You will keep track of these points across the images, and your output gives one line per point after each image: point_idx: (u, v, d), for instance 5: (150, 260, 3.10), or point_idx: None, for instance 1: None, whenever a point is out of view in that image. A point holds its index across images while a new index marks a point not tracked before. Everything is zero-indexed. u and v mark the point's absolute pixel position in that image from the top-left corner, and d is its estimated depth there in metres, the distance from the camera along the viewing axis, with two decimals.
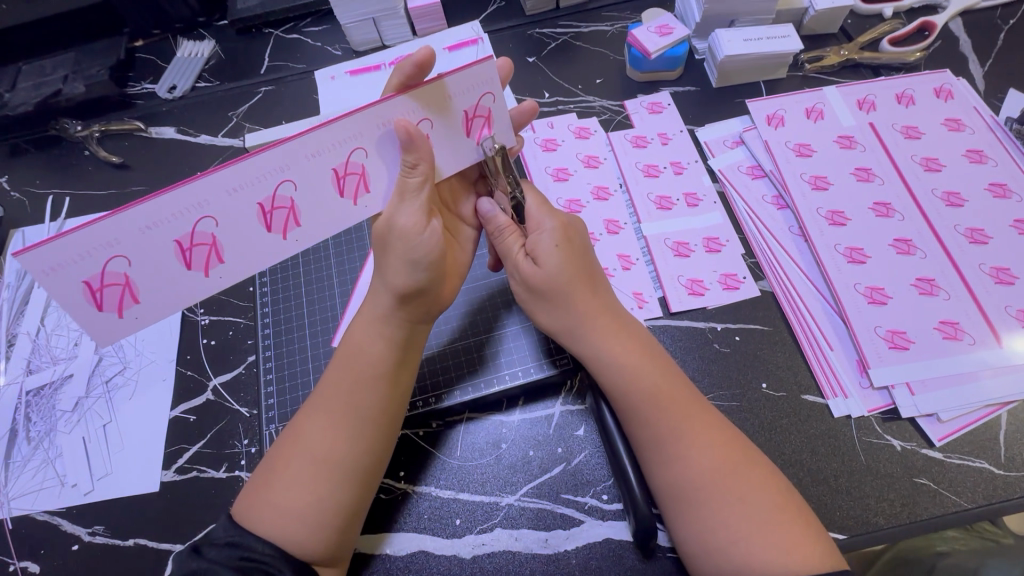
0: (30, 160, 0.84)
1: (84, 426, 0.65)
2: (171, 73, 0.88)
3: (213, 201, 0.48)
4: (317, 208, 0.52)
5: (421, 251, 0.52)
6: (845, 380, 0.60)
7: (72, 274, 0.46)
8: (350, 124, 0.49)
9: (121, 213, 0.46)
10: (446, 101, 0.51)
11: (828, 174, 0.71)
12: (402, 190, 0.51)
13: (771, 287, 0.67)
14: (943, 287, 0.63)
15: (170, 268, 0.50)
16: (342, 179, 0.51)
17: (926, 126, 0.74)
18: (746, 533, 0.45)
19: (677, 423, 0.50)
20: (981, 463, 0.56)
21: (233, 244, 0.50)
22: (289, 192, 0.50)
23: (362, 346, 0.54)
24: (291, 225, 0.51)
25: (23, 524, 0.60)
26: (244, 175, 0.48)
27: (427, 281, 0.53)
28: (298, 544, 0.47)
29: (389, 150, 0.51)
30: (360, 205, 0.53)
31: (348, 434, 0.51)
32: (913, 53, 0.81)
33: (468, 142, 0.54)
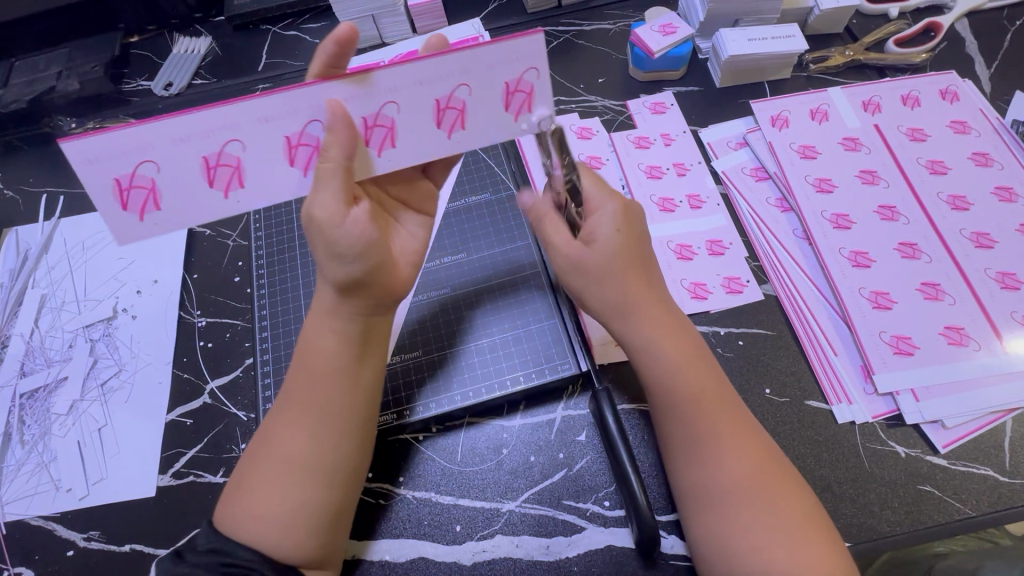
0: (23, 159, 0.83)
1: (79, 429, 0.64)
2: (167, 70, 0.87)
3: (158, 145, 0.46)
4: (265, 174, 0.49)
5: (344, 241, 0.46)
6: (849, 386, 0.60)
7: (106, 168, 0.46)
8: (384, 77, 0.46)
9: (74, 139, 0.44)
10: (488, 69, 0.48)
11: (833, 176, 0.70)
12: (317, 176, 0.47)
13: (774, 291, 0.66)
14: (948, 292, 0.63)
15: (194, 184, 0.48)
16: (293, 149, 0.48)
17: (932, 128, 0.73)
18: (770, 542, 0.46)
19: (715, 426, 0.50)
20: (985, 470, 0.56)
21: (257, 171, 0.49)
22: (316, 131, 0.48)
23: (311, 348, 0.51)
24: (233, 186, 0.49)
25: (17, 529, 0.60)
26: (192, 124, 0.46)
27: (364, 272, 0.48)
28: (277, 546, 0.47)
29: (421, 110, 0.48)
30: (382, 160, 0.50)
31: (314, 433, 0.50)
32: (919, 54, 0.80)
33: (506, 117, 0.51)
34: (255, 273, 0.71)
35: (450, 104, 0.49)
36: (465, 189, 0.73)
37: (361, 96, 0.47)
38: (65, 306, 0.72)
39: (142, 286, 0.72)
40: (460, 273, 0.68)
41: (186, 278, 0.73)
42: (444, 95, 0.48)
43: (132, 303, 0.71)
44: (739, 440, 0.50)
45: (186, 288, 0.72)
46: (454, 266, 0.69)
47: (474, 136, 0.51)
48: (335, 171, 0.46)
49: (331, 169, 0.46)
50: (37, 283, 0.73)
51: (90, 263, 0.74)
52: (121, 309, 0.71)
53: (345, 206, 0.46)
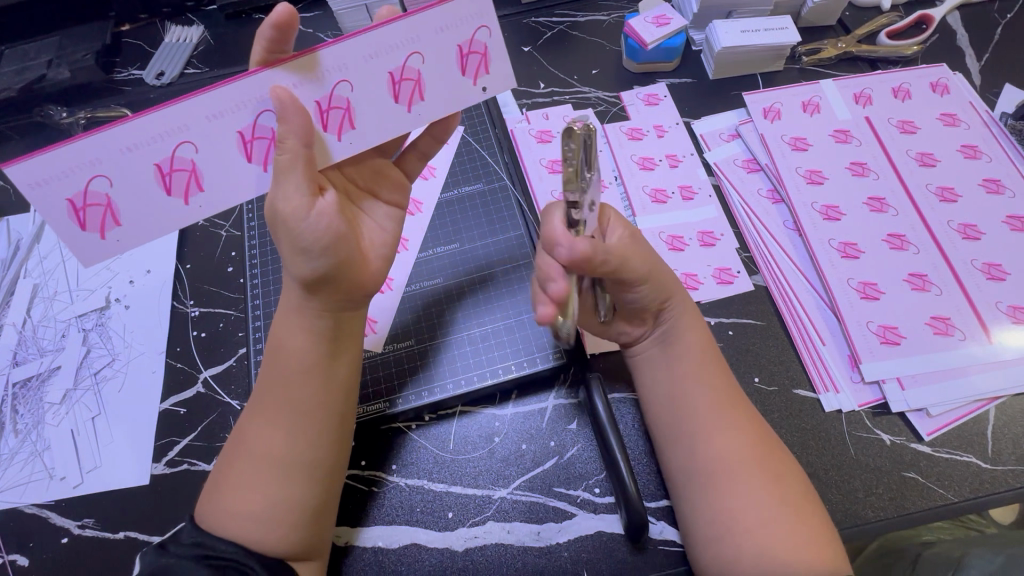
0: (14, 147, 0.82)
1: (73, 418, 0.64)
2: (159, 58, 0.86)
3: (107, 159, 0.47)
4: (220, 170, 0.49)
5: (309, 237, 0.47)
6: (836, 375, 0.61)
7: (55, 190, 0.47)
8: (332, 56, 0.47)
9: (18, 164, 0.45)
10: (438, 34, 0.49)
11: (823, 168, 0.71)
12: (277, 170, 0.47)
13: (764, 282, 0.67)
14: (935, 282, 0.64)
15: (149, 193, 0.49)
16: (247, 144, 0.49)
17: (921, 121, 0.74)
18: (777, 514, 0.48)
19: (721, 404, 0.53)
20: (968, 457, 0.57)
21: (213, 171, 0.49)
22: (270, 122, 0.48)
23: (283, 345, 0.52)
24: (192, 190, 0.49)
25: (11, 517, 0.60)
26: (137, 132, 0.46)
27: (328, 268, 0.49)
28: (259, 541, 0.47)
29: (376, 85, 0.49)
30: (345, 143, 0.50)
31: (291, 429, 0.50)
32: (911, 46, 0.80)
33: (463, 80, 0.52)
34: (249, 263, 0.71)
35: (405, 75, 0.50)
36: (458, 180, 0.74)
37: (307, 78, 0.47)
38: (57, 296, 0.71)
39: (135, 276, 0.72)
40: (452, 263, 0.69)
41: (179, 268, 0.73)
42: (397, 65, 0.49)
43: (125, 293, 0.71)
44: (740, 420, 0.53)
45: (179, 278, 0.72)
46: (446, 256, 0.69)
47: (433, 104, 0.52)
48: (295, 161, 0.47)
49: (290, 160, 0.47)
50: (29, 272, 0.73)
51: None
52: (114, 299, 0.71)
53: (309, 199, 0.47)
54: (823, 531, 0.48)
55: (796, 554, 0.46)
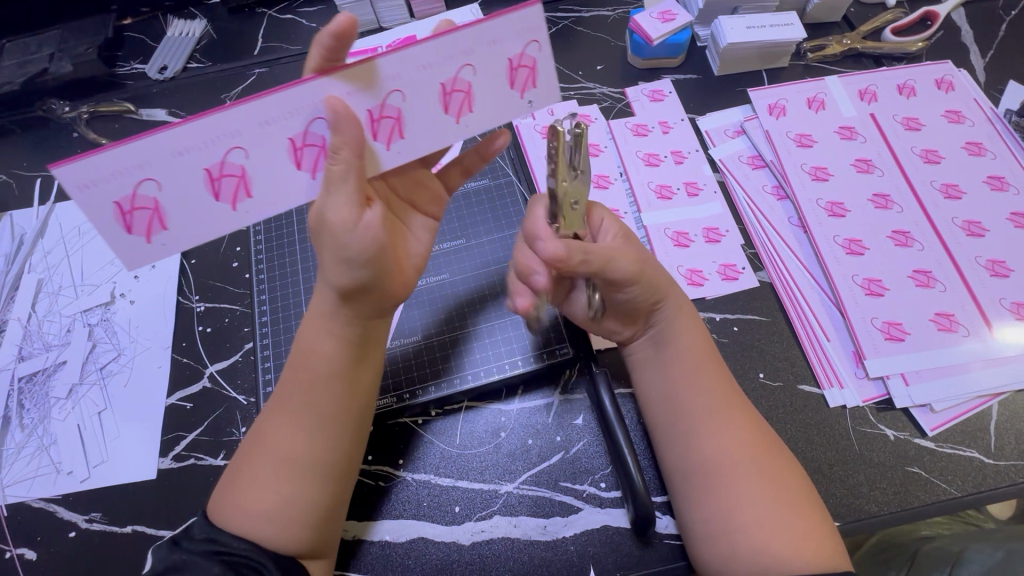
0: (17, 142, 0.82)
1: (79, 413, 0.64)
2: (161, 53, 0.86)
3: (156, 162, 0.44)
4: (271, 177, 0.47)
5: (356, 248, 0.46)
6: (840, 370, 0.61)
7: (102, 193, 0.44)
8: (385, 65, 0.45)
9: (65, 165, 0.42)
10: (492, 45, 0.46)
11: (828, 165, 0.71)
12: (328, 181, 0.45)
13: (769, 278, 0.67)
14: (939, 279, 0.64)
15: (199, 197, 0.46)
16: (298, 151, 0.46)
17: (926, 118, 0.74)
18: (771, 508, 0.48)
19: (723, 401, 0.53)
20: (971, 452, 0.57)
21: (266, 177, 0.47)
22: (323, 129, 0.46)
23: (309, 348, 0.52)
24: (241, 196, 0.47)
25: (19, 511, 0.60)
26: (188, 134, 0.43)
27: (367, 279, 0.48)
28: (272, 538, 0.48)
29: (427, 96, 0.47)
30: (394, 152, 0.49)
31: (311, 431, 0.50)
32: (916, 43, 0.80)
33: (511, 94, 0.49)
34: (255, 259, 0.71)
35: (456, 87, 0.47)
36: None
37: (360, 87, 0.45)
38: (62, 291, 0.71)
39: (140, 271, 0.72)
40: (458, 259, 0.69)
41: (184, 263, 0.73)
42: (449, 77, 0.46)
43: (130, 288, 0.71)
44: (736, 419, 0.53)
45: (184, 273, 0.72)
46: (451, 252, 0.69)
47: (482, 118, 0.49)
48: (347, 173, 0.45)
49: (343, 172, 0.45)
50: (34, 268, 0.73)
51: (86, 248, 0.74)
52: (119, 294, 0.71)
53: (358, 210, 0.45)
54: (823, 528, 0.48)
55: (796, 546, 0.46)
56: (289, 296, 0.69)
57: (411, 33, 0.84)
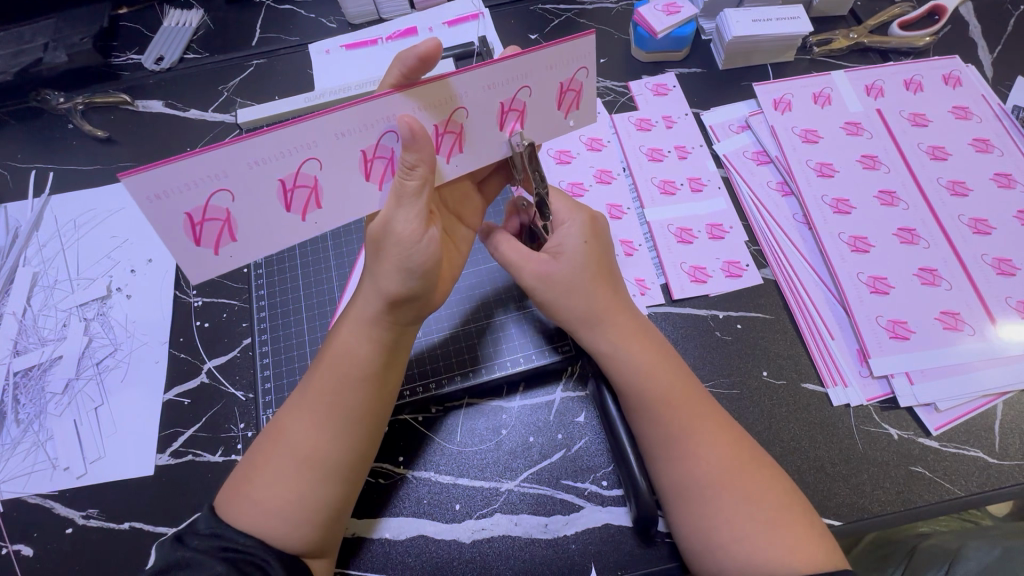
0: (11, 133, 0.80)
1: (76, 409, 0.64)
2: (157, 43, 0.84)
3: (231, 172, 0.43)
4: (342, 188, 0.47)
5: (418, 259, 0.48)
6: (845, 369, 0.61)
7: (174, 204, 0.43)
8: (453, 83, 0.45)
9: (139, 176, 0.40)
10: (549, 70, 0.48)
11: (834, 161, 0.70)
12: (399, 194, 0.47)
13: (774, 275, 0.66)
14: (945, 277, 0.63)
15: (269, 207, 0.46)
16: (369, 164, 0.47)
17: (933, 114, 0.73)
18: (750, 531, 0.46)
19: (687, 423, 0.50)
20: (975, 451, 0.57)
21: (336, 188, 0.47)
22: (393, 142, 0.46)
23: (341, 350, 0.52)
24: (311, 207, 0.47)
25: (15, 507, 0.59)
26: (266, 146, 0.43)
27: (421, 288, 0.49)
28: (282, 538, 0.47)
29: (488, 114, 0.48)
30: (453, 165, 0.50)
31: (332, 434, 0.50)
32: (923, 38, 0.79)
33: (556, 114, 0.52)
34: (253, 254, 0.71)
35: (513, 106, 0.49)
36: None
37: (430, 105, 0.45)
38: (58, 285, 0.70)
39: (136, 265, 0.72)
40: None
41: None
42: (507, 97, 0.48)
43: (126, 282, 0.70)
44: (704, 434, 0.50)
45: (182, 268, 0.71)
46: None
47: (531, 135, 0.52)
48: (420, 190, 0.46)
49: (416, 187, 0.46)
50: (29, 261, 0.72)
51: (82, 241, 0.73)
52: (115, 289, 0.70)
53: (423, 225, 0.47)
54: (812, 535, 0.46)
55: (784, 571, 0.44)
56: (288, 292, 0.69)
57: (412, 24, 0.84)
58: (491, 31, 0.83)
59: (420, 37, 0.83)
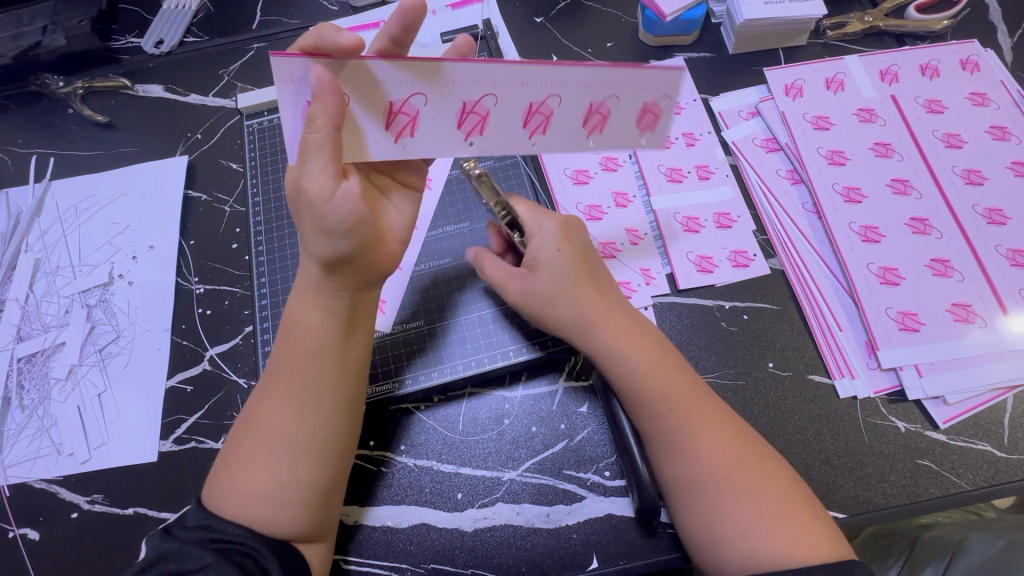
0: (11, 118, 0.80)
1: (79, 394, 0.64)
2: (157, 27, 0.83)
3: (351, 80, 0.46)
4: (436, 128, 0.49)
5: (334, 217, 0.45)
6: (852, 361, 0.60)
7: (301, 91, 0.46)
8: (555, 72, 0.48)
9: (283, 55, 0.44)
10: (635, 85, 0.49)
11: (845, 149, 0.69)
12: (305, 148, 0.45)
13: (781, 265, 0.65)
14: (958, 268, 0.62)
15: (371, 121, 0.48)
16: (466, 115, 0.49)
17: (949, 100, 0.71)
18: (756, 525, 0.45)
19: (688, 419, 0.49)
20: (983, 445, 0.56)
21: (433, 125, 0.49)
22: (489, 105, 0.49)
23: (298, 323, 0.51)
24: (406, 133, 0.49)
25: (21, 491, 0.60)
26: (388, 69, 0.46)
27: (351, 248, 0.47)
28: (266, 522, 0.47)
29: (575, 110, 0.50)
30: (530, 143, 0.52)
31: (304, 411, 0.49)
32: (940, 21, 0.77)
33: (633, 133, 0.52)
34: (253, 240, 0.70)
35: (598, 109, 0.50)
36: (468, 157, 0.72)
37: (525, 83, 0.48)
38: (60, 270, 0.70)
39: (138, 252, 0.71)
40: (461, 242, 0.68)
41: (182, 244, 0.72)
42: (595, 100, 0.50)
43: (128, 269, 0.70)
44: (710, 424, 0.49)
45: (183, 254, 0.71)
46: (455, 234, 0.68)
47: (606, 144, 0.52)
48: (324, 141, 0.44)
49: (320, 140, 0.44)
50: (31, 247, 0.72)
51: (84, 227, 0.73)
52: (117, 275, 0.70)
53: (334, 179, 0.45)
54: (819, 528, 0.46)
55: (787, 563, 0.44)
56: (289, 280, 0.68)
57: None
58: (496, 14, 0.81)
59: None
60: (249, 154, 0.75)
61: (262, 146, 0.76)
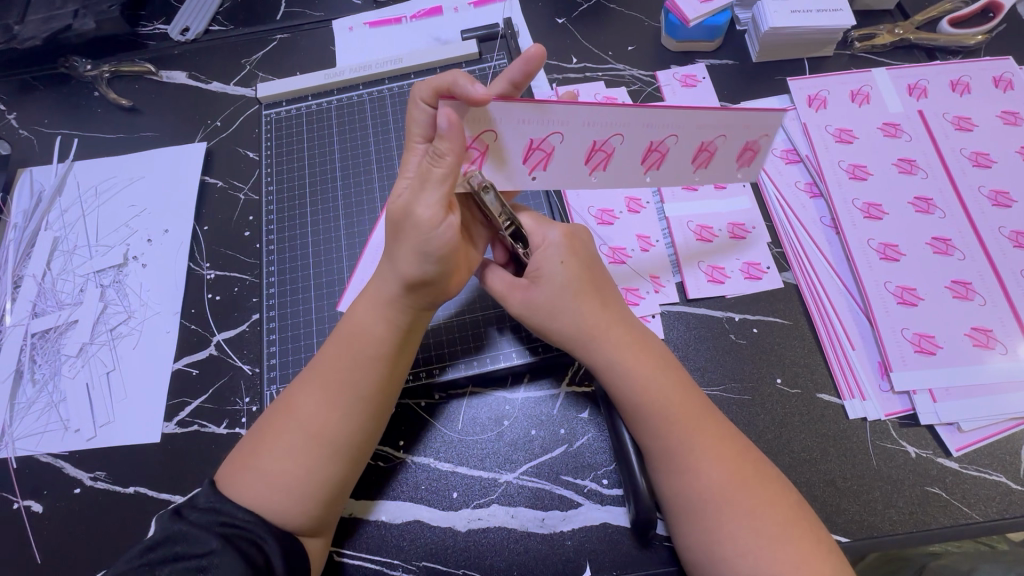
0: (38, 98, 0.82)
1: (89, 372, 0.65)
2: (184, 15, 0.84)
3: (502, 120, 0.48)
4: (567, 163, 0.52)
5: (436, 245, 0.46)
6: (864, 382, 0.58)
7: None
8: (682, 116, 0.50)
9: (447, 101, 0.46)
10: (747, 125, 0.51)
11: (868, 163, 0.67)
12: (426, 177, 0.46)
13: (795, 279, 0.64)
14: (979, 292, 0.60)
15: (513, 156, 0.51)
16: (594, 152, 0.52)
17: (979, 118, 0.69)
18: (753, 546, 0.44)
19: (688, 436, 0.48)
20: (997, 476, 0.54)
21: (564, 161, 0.52)
22: (617, 144, 0.51)
23: (360, 328, 0.51)
24: (540, 167, 0.52)
25: (28, 464, 0.61)
26: (537, 112, 0.48)
27: (437, 275, 0.49)
28: (281, 514, 0.47)
29: (688, 148, 0.53)
30: (645, 177, 0.55)
31: (345, 414, 0.49)
32: (974, 36, 0.74)
33: (731, 168, 0.55)
34: (266, 229, 0.71)
35: (708, 147, 0.53)
36: None
37: (654, 125, 0.50)
38: (77, 250, 0.72)
39: (153, 235, 0.72)
40: None
41: (197, 230, 0.72)
42: (707, 139, 0.52)
43: (142, 251, 0.71)
44: (710, 439, 0.48)
45: (196, 239, 0.72)
46: None
47: (709, 176, 0.56)
48: (445, 177, 0.46)
49: (442, 174, 0.46)
50: (50, 225, 0.73)
51: (102, 208, 0.74)
52: (131, 257, 0.71)
53: (444, 211, 0.46)
54: (821, 551, 0.44)
55: None
56: (298, 271, 0.69)
57: (437, 4, 0.83)
58: (518, 14, 0.81)
59: (445, 18, 0.82)
60: (266, 143, 0.76)
61: (279, 136, 0.76)
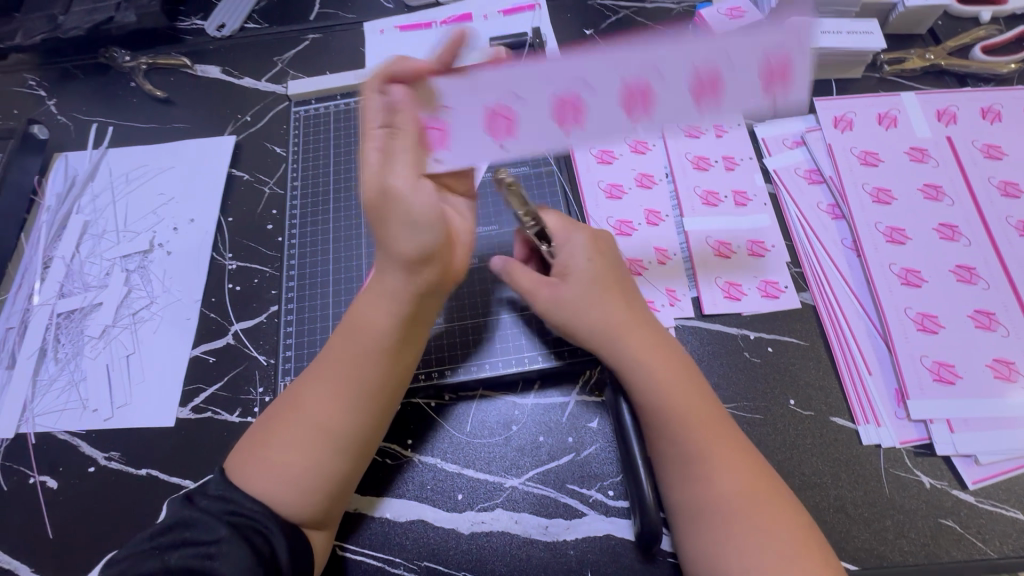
0: (77, 86, 0.84)
1: (109, 354, 0.67)
2: (221, 12, 0.87)
3: (516, 87, 0.52)
4: (601, 115, 0.51)
5: (420, 213, 0.48)
6: (879, 408, 0.57)
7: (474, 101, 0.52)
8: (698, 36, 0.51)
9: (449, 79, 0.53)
10: (771, 45, 0.50)
11: (893, 187, 0.66)
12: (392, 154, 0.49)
13: (813, 300, 0.63)
14: (1003, 323, 0.59)
15: (543, 117, 0.52)
16: (627, 96, 0.51)
17: (1010, 147, 0.68)
18: (760, 565, 0.44)
19: (698, 449, 0.48)
20: (1014, 513, 0.53)
21: (597, 114, 0.51)
22: (646, 83, 0.51)
23: (361, 321, 0.51)
24: (573, 121, 0.51)
25: (45, 440, 0.63)
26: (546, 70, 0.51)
27: (432, 243, 0.49)
28: (288, 506, 0.48)
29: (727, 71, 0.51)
30: (695, 115, 0.51)
31: (351, 408, 0.50)
32: (1007, 64, 0.74)
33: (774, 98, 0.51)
34: (289, 223, 0.72)
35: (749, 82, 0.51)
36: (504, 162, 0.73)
37: (680, 50, 0.50)
38: (105, 235, 0.74)
39: (179, 224, 0.74)
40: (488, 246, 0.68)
41: (221, 221, 0.74)
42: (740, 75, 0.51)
43: (168, 239, 0.73)
44: (722, 453, 0.48)
45: (220, 230, 0.73)
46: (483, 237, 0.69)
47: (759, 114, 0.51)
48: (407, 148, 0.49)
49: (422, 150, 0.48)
50: (81, 210, 0.75)
51: (131, 195, 0.76)
52: (157, 244, 0.73)
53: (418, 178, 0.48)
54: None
55: None
56: (318, 266, 0.70)
57: (467, 10, 0.84)
58: (547, 23, 0.82)
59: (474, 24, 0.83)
60: (293, 140, 0.78)
61: (307, 134, 0.78)
